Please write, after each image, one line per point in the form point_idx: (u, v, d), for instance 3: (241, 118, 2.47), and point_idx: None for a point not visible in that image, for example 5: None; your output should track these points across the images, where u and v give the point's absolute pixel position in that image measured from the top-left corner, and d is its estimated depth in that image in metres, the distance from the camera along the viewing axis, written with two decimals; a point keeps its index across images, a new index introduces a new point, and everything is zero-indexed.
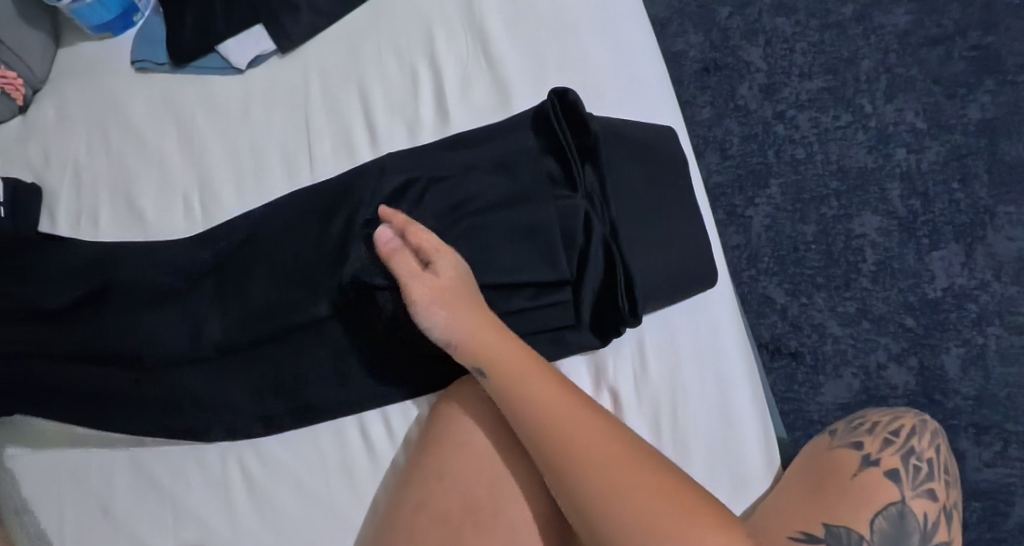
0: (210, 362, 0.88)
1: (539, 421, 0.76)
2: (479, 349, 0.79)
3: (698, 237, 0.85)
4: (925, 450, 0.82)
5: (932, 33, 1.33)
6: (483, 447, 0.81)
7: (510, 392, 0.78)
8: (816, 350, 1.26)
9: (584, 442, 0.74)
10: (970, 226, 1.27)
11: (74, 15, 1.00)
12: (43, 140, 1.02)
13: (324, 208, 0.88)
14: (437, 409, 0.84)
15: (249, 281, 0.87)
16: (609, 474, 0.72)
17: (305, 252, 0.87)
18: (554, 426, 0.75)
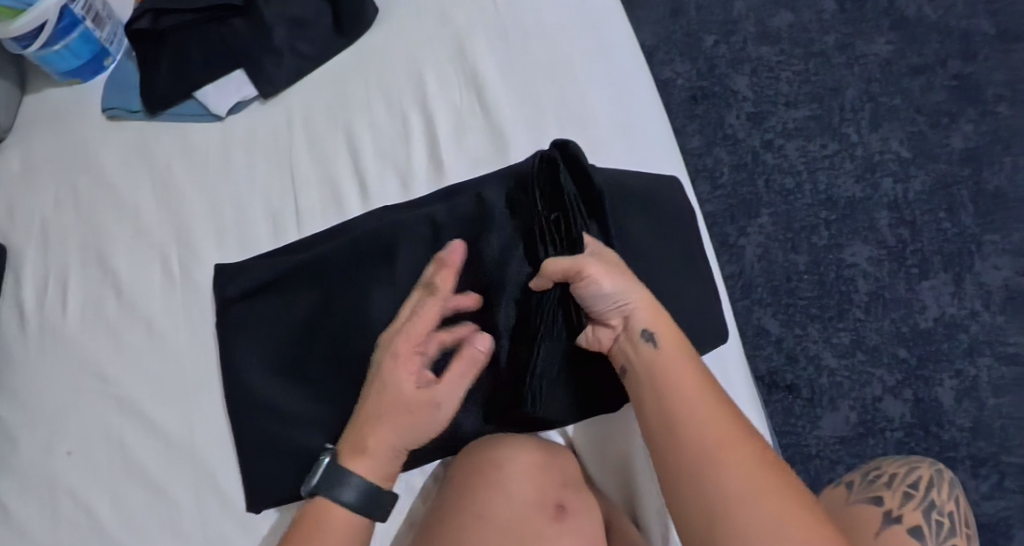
0: (242, 406, 0.85)
1: (679, 397, 0.69)
2: (642, 319, 0.73)
3: (706, 293, 0.82)
4: (946, 503, 0.85)
5: (914, 62, 1.35)
6: (501, 520, 0.74)
7: (666, 359, 0.71)
8: (812, 383, 1.23)
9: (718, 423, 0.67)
10: (958, 255, 1.27)
11: (42, 62, 0.98)
12: (9, 195, 0.98)
13: (351, 249, 0.84)
14: (453, 477, 0.78)
15: (283, 323, 0.85)
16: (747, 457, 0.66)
17: (335, 295, 0.84)
18: (691, 403, 0.68)
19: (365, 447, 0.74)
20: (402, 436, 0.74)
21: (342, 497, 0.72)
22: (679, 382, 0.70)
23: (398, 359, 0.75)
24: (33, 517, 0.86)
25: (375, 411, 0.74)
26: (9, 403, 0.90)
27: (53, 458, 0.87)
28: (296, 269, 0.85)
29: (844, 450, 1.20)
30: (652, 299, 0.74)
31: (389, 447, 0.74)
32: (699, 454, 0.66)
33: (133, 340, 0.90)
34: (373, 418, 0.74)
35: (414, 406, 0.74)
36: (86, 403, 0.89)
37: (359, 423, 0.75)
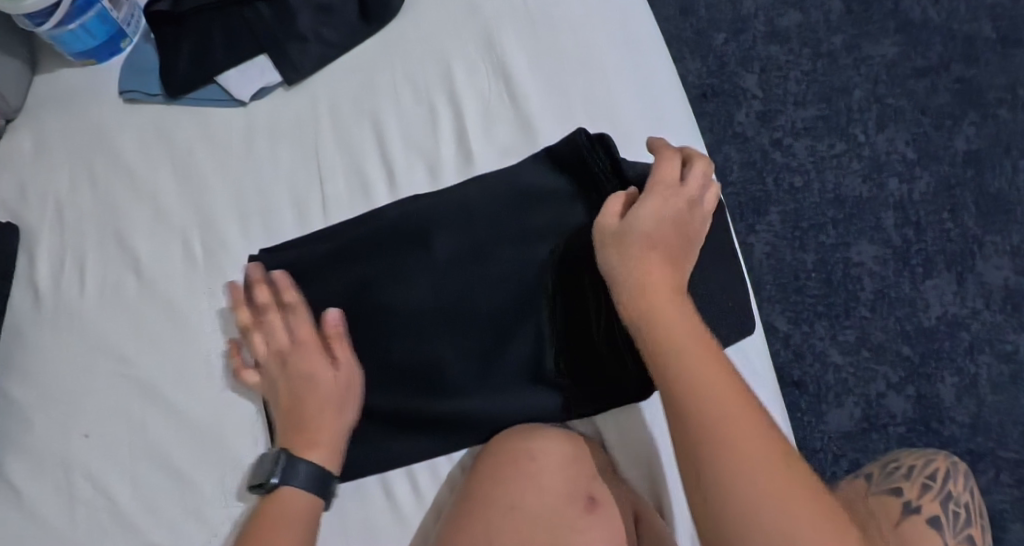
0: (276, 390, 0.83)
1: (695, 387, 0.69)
2: (641, 296, 0.73)
3: (735, 289, 0.83)
4: (962, 494, 0.86)
5: (919, 65, 1.37)
6: (534, 513, 0.76)
7: (671, 333, 0.71)
8: (818, 379, 1.26)
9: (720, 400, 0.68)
10: (961, 255, 1.29)
11: (56, 42, 0.96)
12: (19, 176, 0.96)
13: (386, 233, 0.84)
14: (483, 464, 0.78)
15: (315, 302, 0.84)
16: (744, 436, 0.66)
17: (371, 277, 0.83)
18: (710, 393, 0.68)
19: (315, 439, 0.79)
20: (340, 418, 0.80)
21: (296, 481, 0.77)
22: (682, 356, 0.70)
23: (306, 361, 0.81)
24: (47, 502, 0.84)
25: (302, 410, 0.80)
26: (22, 386, 0.89)
27: (69, 442, 0.86)
28: (331, 252, 0.84)
29: (849, 445, 1.23)
30: (661, 273, 0.73)
31: (331, 434, 0.79)
32: (713, 451, 0.66)
33: (153, 325, 0.89)
34: (307, 417, 0.79)
35: (326, 394, 0.80)
36: (103, 387, 0.87)
37: (296, 427, 0.80)
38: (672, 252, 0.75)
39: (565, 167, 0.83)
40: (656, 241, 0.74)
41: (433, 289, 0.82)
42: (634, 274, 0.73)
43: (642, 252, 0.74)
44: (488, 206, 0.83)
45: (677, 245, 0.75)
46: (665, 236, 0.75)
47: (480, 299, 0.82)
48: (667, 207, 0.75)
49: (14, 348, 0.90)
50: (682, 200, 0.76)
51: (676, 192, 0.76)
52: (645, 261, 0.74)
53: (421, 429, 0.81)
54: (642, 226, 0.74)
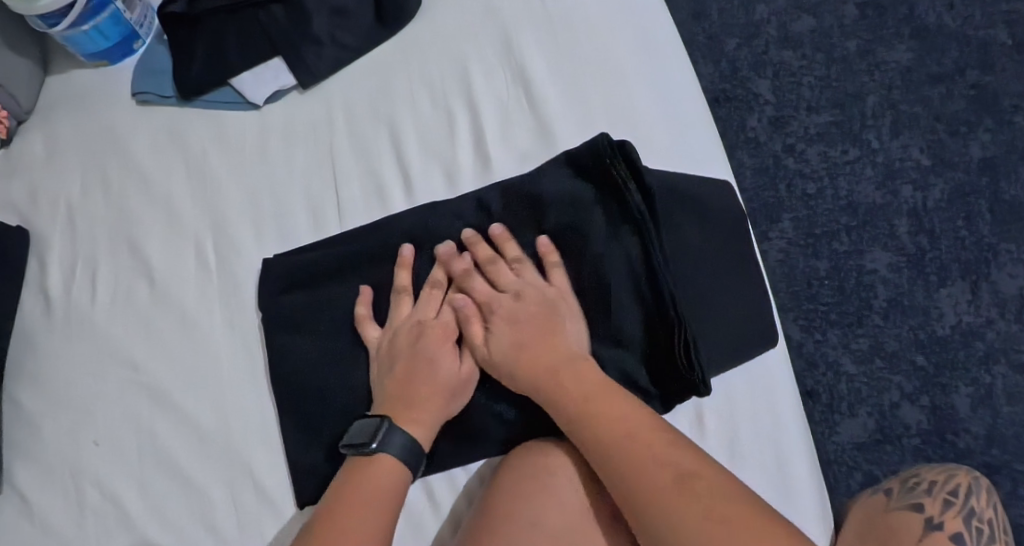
0: (295, 395, 0.83)
1: (607, 432, 0.71)
2: (526, 370, 0.76)
3: (755, 297, 0.82)
4: (985, 510, 0.83)
5: (933, 71, 1.36)
6: (555, 528, 0.74)
7: (575, 389, 0.74)
8: (831, 389, 1.25)
9: (624, 435, 0.70)
10: (975, 263, 1.28)
11: (69, 43, 0.94)
12: (30, 179, 0.95)
13: (402, 239, 0.83)
14: (506, 477, 0.77)
15: (327, 307, 0.83)
16: (648, 464, 0.68)
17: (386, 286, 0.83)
18: (619, 429, 0.71)
19: (421, 415, 0.76)
20: (449, 400, 0.77)
21: (393, 450, 0.74)
22: (583, 404, 0.73)
23: (434, 337, 0.79)
24: (57, 511, 0.83)
25: (413, 383, 0.77)
26: (31, 392, 0.88)
27: (79, 450, 0.85)
28: (349, 259, 0.84)
29: (862, 455, 1.22)
30: (513, 341, 0.77)
31: (434, 412, 0.77)
32: (628, 487, 0.68)
33: (165, 331, 0.88)
34: (415, 391, 0.77)
35: (452, 377, 0.78)
36: (113, 393, 0.86)
37: (403, 396, 0.77)
38: (546, 338, 0.77)
39: (587, 172, 0.81)
40: (521, 342, 0.77)
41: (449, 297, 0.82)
42: (501, 348, 0.78)
43: (501, 328, 0.78)
44: (506, 216, 0.83)
45: (555, 333, 0.77)
46: (505, 308, 0.79)
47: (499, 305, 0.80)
48: (504, 316, 0.79)
49: (24, 354, 0.89)
50: (525, 291, 0.79)
51: (498, 296, 0.80)
52: (518, 362, 0.77)
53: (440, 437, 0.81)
54: (502, 343, 0.78)
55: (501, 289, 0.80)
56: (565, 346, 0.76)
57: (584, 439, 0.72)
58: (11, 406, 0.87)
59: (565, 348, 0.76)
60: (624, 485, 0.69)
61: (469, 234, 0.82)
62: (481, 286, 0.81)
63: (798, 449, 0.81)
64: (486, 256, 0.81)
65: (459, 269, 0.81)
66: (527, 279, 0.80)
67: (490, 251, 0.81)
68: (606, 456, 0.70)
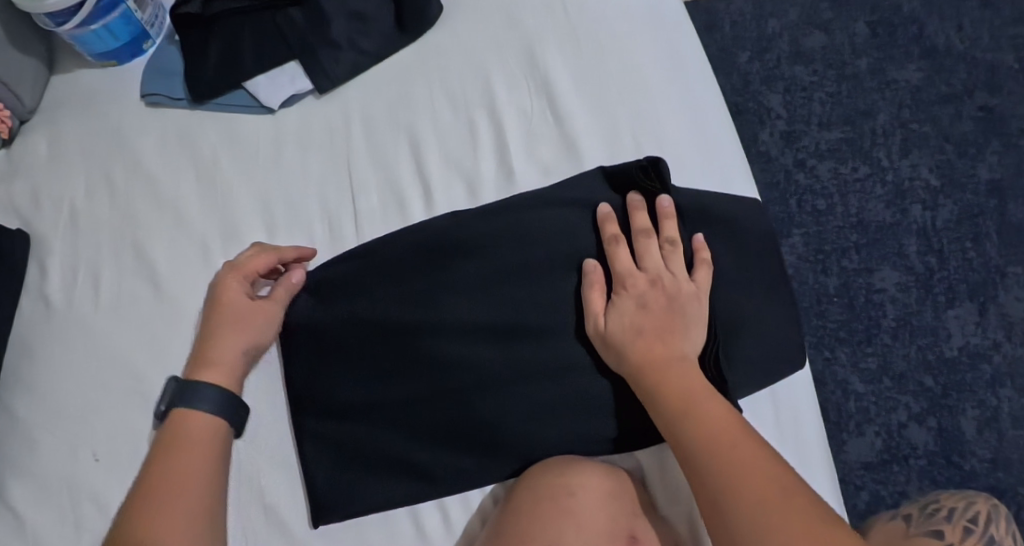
0: (316, 402, 0.81)
1: (695, 425, 0.70)
2: (636, 346, 0.74)
3: (786, 320, 0.82)
4: (1005, 538, 0.81)
5: (943, 91, 1.32)
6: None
7: (668, 380, 0.73)
8: (839, 406, 1.22)
9: (712, 424, 0.70)
10: (982, 286, 1.25)
11: (77, 42, 0.92)
12: (32, 179, 0.92)
13: (427, 241, 0.82)
14: (518, 494, 0.75)
15: (351, 307, 0.81)
16: (735, 452, 0.68)
17: (411, 285, 0.81)
18: (699, 415, 0.70)
19: (212, 359, 0.79)
20: (243, 340, 0.80)
21: (199, 404, 0.77)
22: (675, 391, 0.72)
23: (229, 282, 0.82)
24: (53, 525, 0.80)
25: (212, 326, 0.81)
26: (28, 401, 0.84)
27: (78, 463, 0.82)
28: (381, 264, 0.82)
29: (870, 475, 1.19)
30: (637, 324, 0.75)
31: (233, 354, 0.79)
32: (715, 485, 0.67)
33: (170, 342, 0.85)
34: (212, 332, 0.80)
35: (242, 319, 0.80)
36: (114, 405, 0.83)
37: (204, 341, 0.80)
38: (665, 333, 0.75)
39: (620, 188, 0.82)
40: (640, 324, 0.75)
41: (471, 304, 0.80)
42: (622, 321, 0.76)
43: (625, 302, 0.76)
44: (535, 221, 0.81)
45: (677, 333, 0.75)
46: (641, 290, 0.77)
47: (523, 315, 0.79)
48: (634, 295, 0.76)
49: (21, 361, 0.86)
50: (660, 280, 0.77)
51: (637, 274, 0.77)
52: (633, 341, 0.75)
53: (461, 453, 0.79)
54: (624, 320, 0.76)
55: (641, 269, 0.78)
56: (680, 348, 0.75)
57: (671, 425, 0.71)
58: (7, 417, 0.84)
59: (679, 346, 0.75)
60: (701, 465, 0.68)
61: (636, 200, 0.80)
62: (625, 258, 0.78)
63: (820, 472, 0.80)
64: (641, 230, 0.79)
65: (610, 234, 0.79)
66: (672, 269, 0.78)
67: (647, 224, 0.79)
68: (688, 444, 0.70)
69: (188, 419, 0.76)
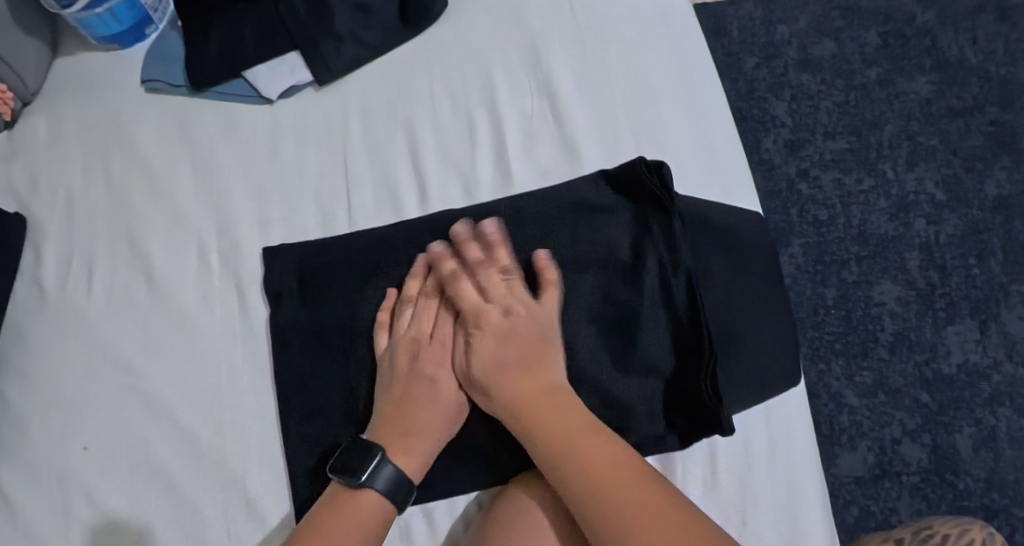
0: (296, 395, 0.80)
1: (578, 468, 0.69)
2: (496, 381, 0.74)
3: (782, 333, 0.82)
4: None
5: (953, 105, 1.30)
6: None
7: (545, 414, 0.72)
8: (831, 420, 1.21)
9: (592, 464, 0.69)
10: (985, 303, 1.23)
11: (82, 25, 0.91)
12: (31, 163, 0.91)
13: (422, 241, 0.81)
14: (502, 505, 0.75)
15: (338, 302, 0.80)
16: (618, 492, 0.67)
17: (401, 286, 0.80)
18: (578, 457, 0.70)
19: (413, 448, 0.74)
20: (445, 432, 0.76)
21: (378, 485, 0.72)
22: (544, 432, 0.71)
23: (440, 362, 0.77)
24: (38, 514, 0.80)
25: (410, 404, 0.75)
26: (18, 387, 0.84)
27: (66, 452, 0.81)
28: (371, 261, 0.81)
29: (860, 490, 1.18)
30: (501, 362, 0.75)
31: (434, 434, 0.75)
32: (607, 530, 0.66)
33: (162, 333, 0.84)
34: (416, 418, 0.75)
35: (460, 405, 0.77)
36: (104, 394, 0.83)
37: (411, 422, 0.74)
38: (528, 365, 0.74)
39: (626, 192, 0.81)
40: (501, 359, 0.75)
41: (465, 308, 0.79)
42: (481, 361, 0.75)
43: (489, 338, 0.76)
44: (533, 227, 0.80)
45: (541, 363, 0.74)
46: (499, 325, 0.76)
47: None
48: (491, 330, 0.76)
49: (11, 347, 0.85)
50: (512, 309, 0.76)
51: (488, 306, 0.77)
52: (501, 378, 0.74)
53: (446, 458, 0.78)
54: (487, 354, 0.75)
55: (490, 300, 0.77)
56: (546, 380, 0.74)
57: (551, 467, 0.71)
58: None
59: (549, 375, 0.74)
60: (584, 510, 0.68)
61: (462, 230, 0.79)
62: (472, 296, 0.78)
63: (813, 497, 0.79)
64: (474, 261, 0.78)
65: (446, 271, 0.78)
66: (519, 298, 0.76)
67: (479, 256, 0.78)
68: (571, 488, 0.69)
69: (359, 498, 0.72)
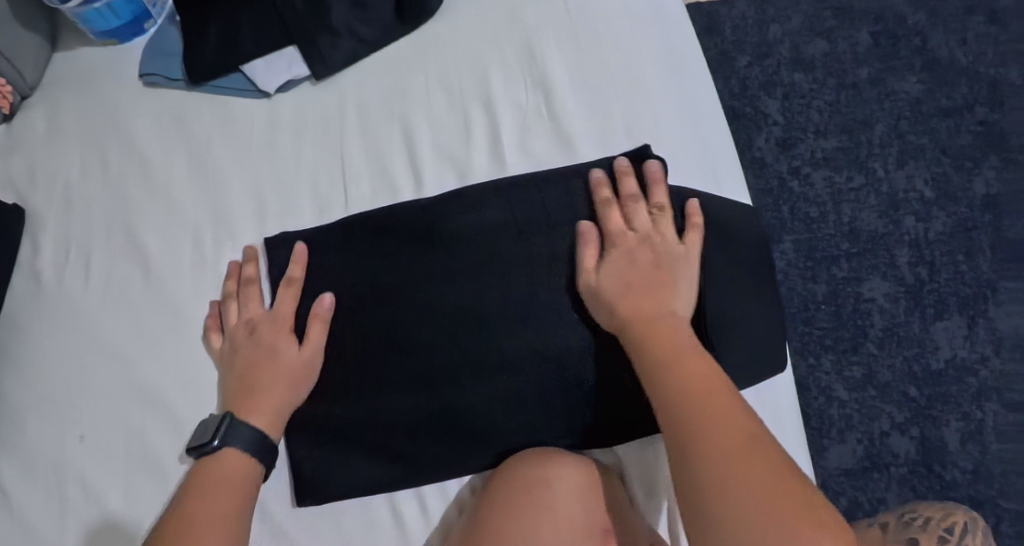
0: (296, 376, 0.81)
1: (680, 378, 0.71)
2: (626, 297, 0.76)
3: (771, 322, 0.84)
4: None
5: (943, 105, 1.31)
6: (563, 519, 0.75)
7: (661, 331, 0.74)
8: (821, 413, 1.22)
9: (697, 377, 0.70)
10: (973, 299, 1.24)
11: (80, 20, 0.92)
12: (30, 156, 0.92)
13: (416, 226, 0.82)
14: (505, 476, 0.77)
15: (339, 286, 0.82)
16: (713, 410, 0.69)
17: (397, 271, 0.81)
18: (685, 369, 0.71)
19: (259, 408, 0.78)
20: (289, 392, 0.79)
21: (233, 443, 0.76)
22: (655, 345, 0.73)
23: (273, 333, 0.81)
24: (35, 501, 0.81)
25: (252, 377, 0.79)
26: (15, 376, 0.85)
27: (63, 441, 0.82)
28: (368, 245, 0.83)
29: (848, 482, 1.20)
30: (633, 281, 0.77)
31: (280, 398, 0.78)
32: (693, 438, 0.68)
33: (157, 324, 0.85)
34: (258, 385, 0.79)
35: (297, 369, 0.79)
36: (100, 384, 0.84)
37: (247, 391, 0.79)
38: (652, 288, 0.76)
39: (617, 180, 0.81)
40: (628, 280, 0.77)
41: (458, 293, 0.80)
42: (614, 276, 0.77)
43: (620, 259, 0.78)
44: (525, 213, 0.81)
45: (667, 290, 0.76)
46: (637, 249, 0.78)
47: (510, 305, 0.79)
48: (624, 252, 0.78)
49: (9, 336, 0.86)
50: (650, 239, 0.79)
51: (627, 231, 0.79)
52: (623, 295, 0.76)
53: (439, 444, 0.79)
54: (613, 277, 0.77)
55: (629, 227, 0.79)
56: (669, 305, 0.76)
57: (653, 373, 0.72)
58: None
59: (666, 304, 0.76)
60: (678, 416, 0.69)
61: (622, 165, 0.82)
62: (617, 218, 0.79)
63: None
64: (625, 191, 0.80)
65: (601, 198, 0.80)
66: (660, 232, 0.79)
67: (636, 190, 0.81)
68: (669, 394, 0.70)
69: (219, 461, 0.75)
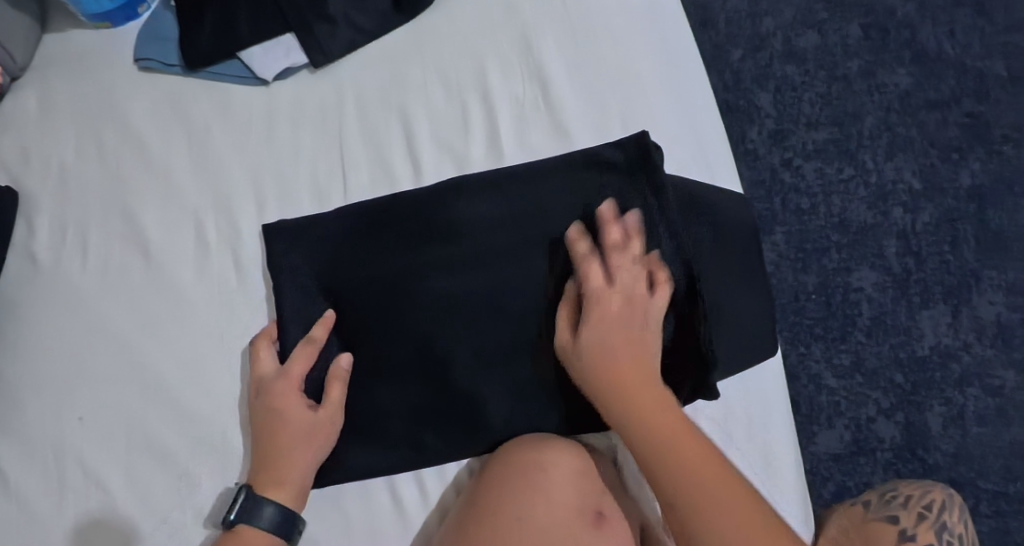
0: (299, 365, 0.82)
1: (637, 417, 0.75)
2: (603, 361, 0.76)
3: (762, 308, 0.86)
4: (956, 525, 0.88)
5: (931, 97, 1.33)
6: (559, 493, 0.77)
7: (631, 390, 0.76)
8: (810, 400, 1.25)
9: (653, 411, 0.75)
10: (958, 288, 1.27)
11: (72, 2, 0.91)
12: (22, 137, 0.92)
13: (416, 218, 0.83)
14: (496, 454, 0.79)
15: (339, 276, 0.82)
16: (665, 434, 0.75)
17: (396, 262, 0.82)
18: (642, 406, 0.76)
19: (284, 480, 0.78)
20: (312, 456, 0.79)
21: (260, 522, 0.76)
22: (632, 396, 0.76)
23: (285, 397, 0.79)
24: (36, 484, 0.81)
25: (272, 445, 0.79)
26: (13, 358, 0.85)
27: (63, 424, 0.83)
28: (366, 234, 0.83)
29: (836, 467, 1.22)
30: (615, 341, 0.77)
31: (302, 465, 0.78)
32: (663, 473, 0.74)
33: (157, 309, 0.86)
34: (278, 454, 0.78)
35: (317, 434, 0.79)
36: (99, 367, 0.84)
37: (267, 461, 0.78)
38: (632, 350, 0.77)
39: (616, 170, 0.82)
40: (608, 341, 0.77)
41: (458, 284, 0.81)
42: (595, 341, 0.77)
43: (599, 321, 0.77)
44: (524, 205, 0.82)
45: (645, 346, 0.77)
46: (622, 309, 0.77)
47: (510, 294, 0.81)
48: (606, 316, 0.77)
49: (6, 320, 0.87)
50: (632, 297, 0.77)
51: (610, 293, 0.77)
52: (600, 358, 0.77)
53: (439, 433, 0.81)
54: (593, 338, 0.77)
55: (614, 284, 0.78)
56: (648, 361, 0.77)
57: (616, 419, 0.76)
58: None
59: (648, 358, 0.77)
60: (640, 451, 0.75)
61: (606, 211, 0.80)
62: (597, 276, 0.78)
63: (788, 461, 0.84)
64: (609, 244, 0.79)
65: (581, 254, 0.79)
66: (640, 288, 0.78)
67: (618, 238, 0.79)
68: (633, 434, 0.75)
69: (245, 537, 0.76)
